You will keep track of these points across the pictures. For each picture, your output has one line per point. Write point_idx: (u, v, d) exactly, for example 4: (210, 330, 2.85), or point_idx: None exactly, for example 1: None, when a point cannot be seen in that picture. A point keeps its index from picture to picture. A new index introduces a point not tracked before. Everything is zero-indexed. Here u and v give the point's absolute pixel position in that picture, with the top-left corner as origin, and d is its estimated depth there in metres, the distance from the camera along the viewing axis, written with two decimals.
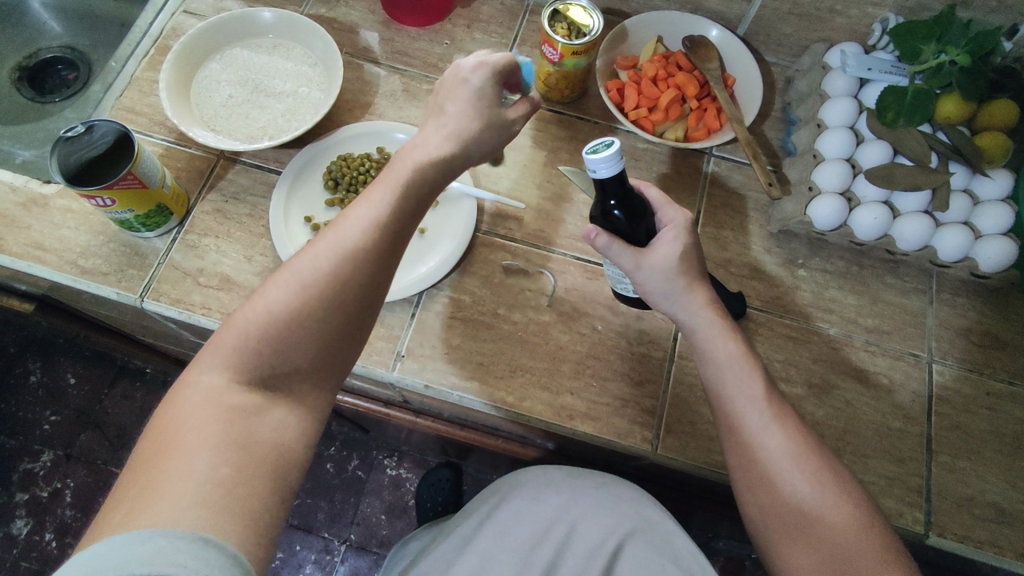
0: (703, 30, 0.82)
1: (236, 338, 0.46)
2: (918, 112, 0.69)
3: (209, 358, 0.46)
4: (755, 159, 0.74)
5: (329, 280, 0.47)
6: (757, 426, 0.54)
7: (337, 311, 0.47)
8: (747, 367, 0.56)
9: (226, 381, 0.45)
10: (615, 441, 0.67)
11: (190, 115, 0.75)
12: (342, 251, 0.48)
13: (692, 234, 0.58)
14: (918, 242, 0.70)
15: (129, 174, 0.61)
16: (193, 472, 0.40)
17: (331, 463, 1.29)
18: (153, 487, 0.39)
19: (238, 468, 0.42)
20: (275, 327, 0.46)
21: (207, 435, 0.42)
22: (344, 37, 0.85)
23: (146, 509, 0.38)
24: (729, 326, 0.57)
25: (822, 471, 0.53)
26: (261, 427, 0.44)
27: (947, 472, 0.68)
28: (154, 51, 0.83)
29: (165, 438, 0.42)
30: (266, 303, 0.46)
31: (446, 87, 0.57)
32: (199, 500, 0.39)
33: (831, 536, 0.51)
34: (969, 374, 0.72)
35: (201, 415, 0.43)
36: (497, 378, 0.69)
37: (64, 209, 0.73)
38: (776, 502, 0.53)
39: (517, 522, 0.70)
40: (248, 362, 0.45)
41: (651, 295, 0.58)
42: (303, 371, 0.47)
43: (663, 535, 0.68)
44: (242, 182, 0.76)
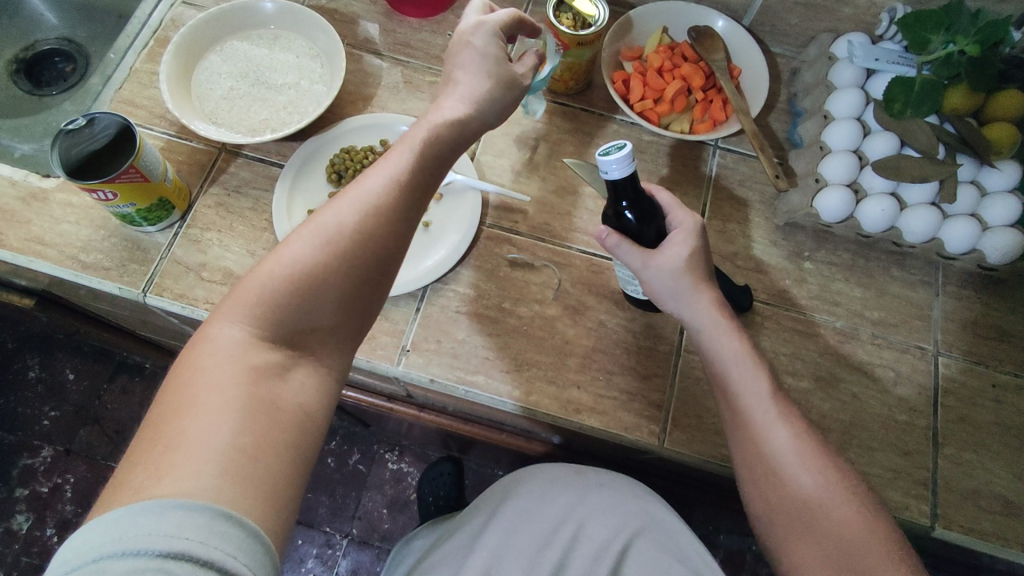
0: (708, 21, 0.82)
1: (257, 293, 0.45)
2: (926, 102, 0.69)
3: (229, 312, 0.45)
4: (762, 151, 0.74)
5: (352, 237, 0.47)
6: (762, 422, 0.54)
7: (359, 270, 0.47)
8: (752, 364, 0.56)
9: (248, 337, 0.44)
10: (621, 435, 0.67)
11: (191, 107, 0.74)
12: (364, 207, 0.48)
13: (700, 238, 0.58)
14: (925, 234, 0.70)
15: (131, 168, 0.60)
16: (216, 434, 0.40)
17: (332, 457, 1.29)
18: (174, 450, 0.39)
19: (262, 429, 0.42)
20: (296, 283, 0.45)
21: (228, 395, 0.42)
22: (346, 28, 0.84)
23: (168, 472, 0.38)
24: (734, 324, 0.58)
25: (828, 469, 0.53)
26: (283, 389, 0.44)
27: (953, 465, 0.68)
28: (153, 43, 0.82)
29: (184, 396, 0.41)
30: (287, 257, 0.46)
31: (459, 53, 0.57)
32: (223, 467, 0.39)
33: (836, 531, 0.51)
34: (975, 367, 0.72)
35: (222, 372, 0.43)
36: (502, 372, 0.68)
37: (64, 203, 0.72)
38: (781, 498, 0.53)
39: (524, 521, 0.70)
40: (269, 318, 0.45)
41: (659, 297, 0.58)
42: (322, 331, 0.48)
43: (670, 532, 0.68)
44: (244, 175, 0.75)
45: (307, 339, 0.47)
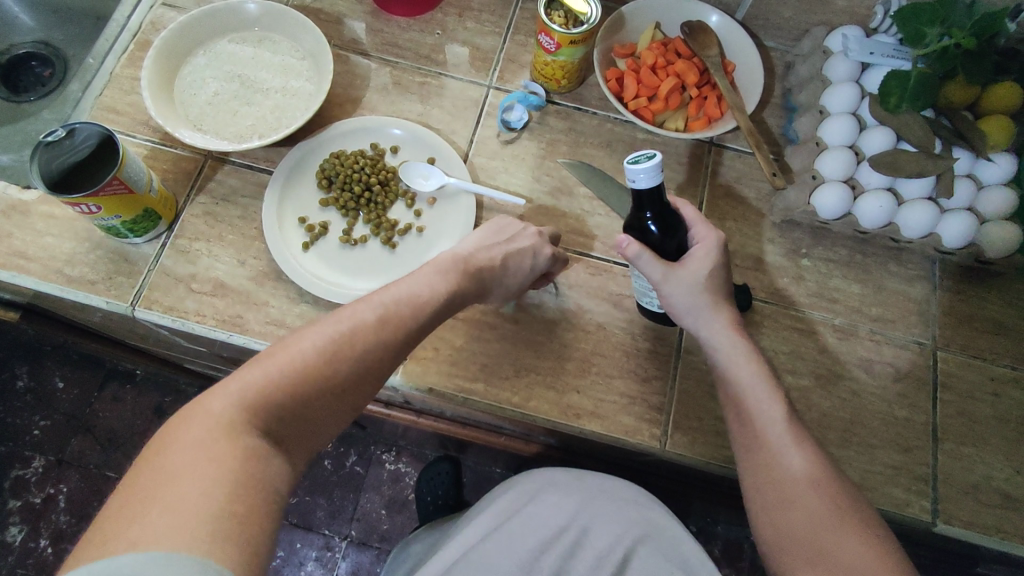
0: (702, 16, 0.80)
1: (260, 379, 0.43)
2: (921, 96, 0.67)
3: (224, 390, 0.42)
4: (758, 149, 0.73)
5: (359, 344, 0.48)
6: (778, 444, 0.54)
7: (359, 383, 0.48)
8: (769, 388, 0.57)
9: (242, 419, 0.41)
10: (622, 439, 0.66)
11: (175, 114, 0.72)
12: (380, 319, 0.50)
13: (721, 255, 0.58)
14: (922, 230, 0.70)
15: (114, 179, 0.58)
16: (206, 502, 0.37)
17: (329, 460, 1.28)
18: (164, 509, 0.36)
19: (249, 507, 0.38)
20: (301, 378, 0.44)
21: (219, 469, 0.38)
22: (332, 29, 0.83)
23: (153, 533, 0.35)
24: (751, 346, 0.58)
25: (837, 492, 0.53)
26: (270, 473, 0.40)
27: (953, 459, 0.68)
28: (134, 47, 0.79)
29: (170, 466, 0.38)
30: (295, 350, 0.45)
31: (516, 239, 0.63)
32: (214, 529, 0.36)
33: (848, 562, 0.49)
34: (973, 360, 0.72)
35: (215, 450, 0.39)
36: (501, 379, 0.68)
37: (47, 215, 0.70)
38: (793, 524, 0.52)
39: (525, 527, 0.68)
40: (265, 407, 0.42)
41: (677, 309, 0.58)
42: (310, 426, 0.45)
43: (671, 540, 0.68)
44: (232, 182, 0.73)
45: (294, 435, 0.44)
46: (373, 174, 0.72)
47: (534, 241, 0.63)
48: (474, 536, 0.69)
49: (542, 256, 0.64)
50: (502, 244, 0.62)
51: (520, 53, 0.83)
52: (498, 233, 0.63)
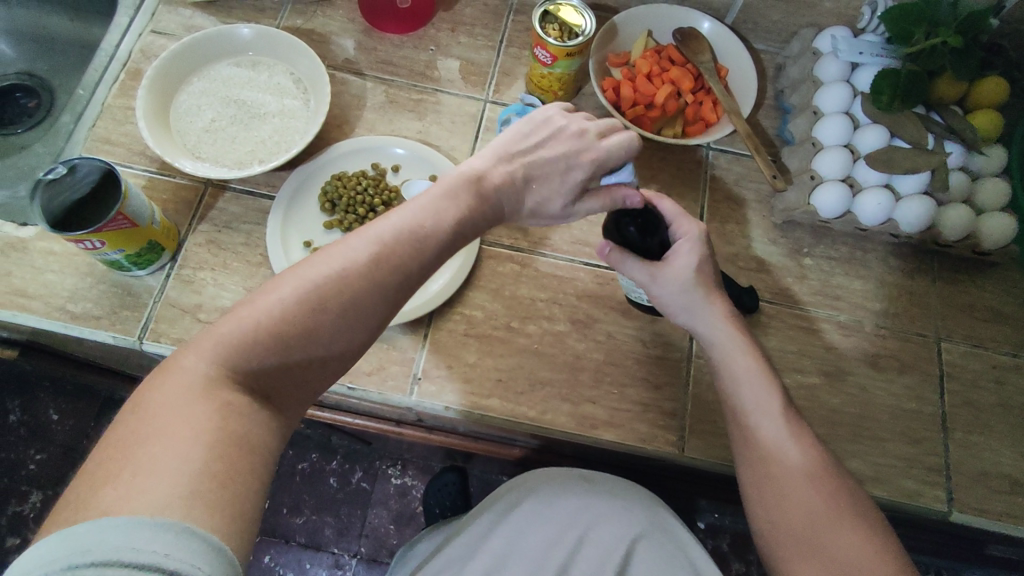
0: (694, 23, 0.81)
1: (235, 330, 0.44)
2: (911, 94, 0.70)
3: (199, 345, 0.43)
4: (757, 151, 0.75)
5: (346, 289, 0.47)
6: (775, 440, 0.56)
7: (343, 328, 0.47)
8: (765, 381, 0.58)
9: (218, 375, 0.42)
10: (639, 446, 0.67)
11: (173, 143, 0.71)
12: (362, 259, 0.48)
13: (705, 246, 0.59)
14: (919, 224, 0.71)
15: (119, 215, 0.58)
16: (184, 462, 0.38)
17: (334, 478, 1.28)
18: (140, 470, 0.37)
19: (232, 465, 0.39)
20: (280, 326, 0.45)
21: (194, 425, 0.40)
22: (325, 49, 0.82)
23: (130, 494, 0.36)
24: (750, 341, 0.59)
25: (837, 487, 0.54)
26: (250, 427, 0.42)
27: (962, 448, 0.69)
28: (124, 76, 0.78)
29: (144, 427, 0.39)
30: (276, 296, 0.45)
31: (546, 143, 0.58)
32: (194, 490, 0.37)
33: (842, 554, 0.52)
34: (975, 349, 0.74)
35: (192, 405, 0.41)
36: (516, 393, 0.68)
37: (46, 251, 0.69)
38: (788, 518, 0.54)
39: (529, 527, 0.69)
40: (240, 358, 0.43)
41: (670, 308, 0.60)
42: (296, 376, 0.46)
43: (674, 540, 0.69)
44: (233, 210, 0.73)
45: (280, 386, 0.45)
46: (376, 194, 0.72)
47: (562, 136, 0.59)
48: (481, 531, 0.70)
49: (585, 165, 0.58)
50: (529, 151, 0.58)
51: (515, 65, 0.84)
52: (529, 128, 0.59)
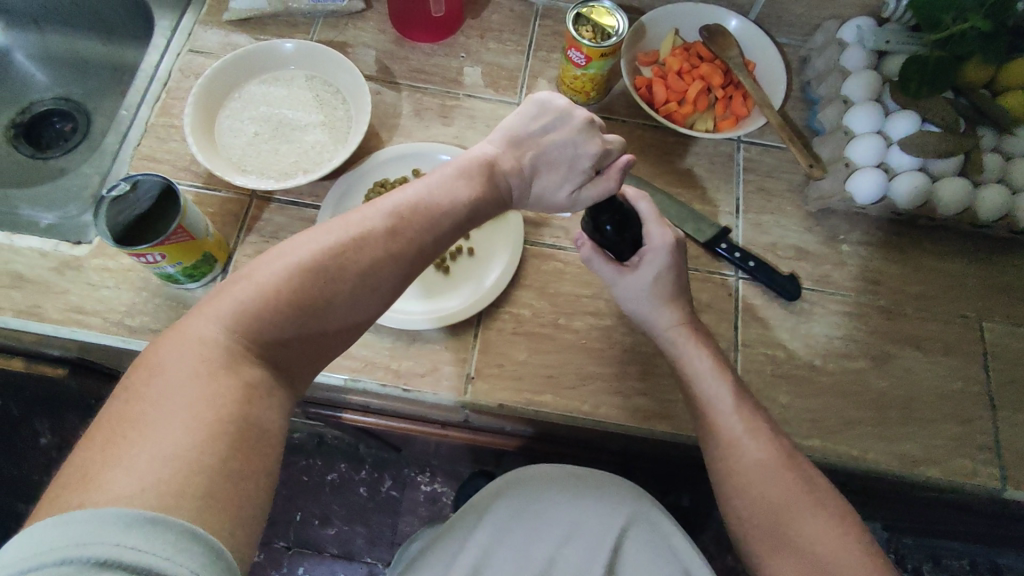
0: (719, 19, 0.83)
1: (248, 295, 0.45)
2: (940, 80, 0.71)
3: (210, 310, 0.45)
4: (792, 142, 0.78)
5: (361, 259, 0.49)
6: (736, 437, 0.61)
7: (351, 301, 0.49)
8: (720, 378, 0.63)
9: (229, 341, 0.44)
10: (692, 437, 0.68)
11: (220, 157, 0.73)
12: (373, 232, 0.51)
13: (676, 252, 0.64)
14: (957, 205, 0.72)
15: (179, 228, 0.59)
16: (197, 450, 0.39)
17: (364, 488, 1.45)
18: (150, 456, 0.37)
19: (242, 448, 0.41)
20: (292, 295, 0.46)
21: (204, 396, 0.41)
22: (358, 60, 0.84)
23: (141, 481, 0.36)
24: (702, 338, 0.65)
25: (798, 478, 0.59)
26: (258, 403, 0.43)
27: (1012, 426, 0.69)
28: (165, 95, 0.80)
29: (154, 396, 0.40)
30: (293, 259, 0.47)
31: (553, 128, 0.62)
32: (206, 484, 0.38)
33: (806, 545, 0.57)
34: (1018, 329, 0.74)
35: (206, 380, 0.42)
36: (568, 388, 0.68)
37: (101, 267, 0.71)
38: (752, 510, 0.59)
39: (518, 523, 0.74)
40: (250, 325, 0.45)
41: (631, 308, 0.66)
42: (299, 350, 0.48)
43: (659, 530, 0.75)
44: (279, 220, 0.74)
45: (287, 360, 0.47)
46: None
47: (559, 124, 0.63)
48: (473, 528, 0.75)
49: (593, 150, 0.63)
50: (537, 137, 0.62)
51: (544, 69, 0.85)
52: (529, 116, 0.63)
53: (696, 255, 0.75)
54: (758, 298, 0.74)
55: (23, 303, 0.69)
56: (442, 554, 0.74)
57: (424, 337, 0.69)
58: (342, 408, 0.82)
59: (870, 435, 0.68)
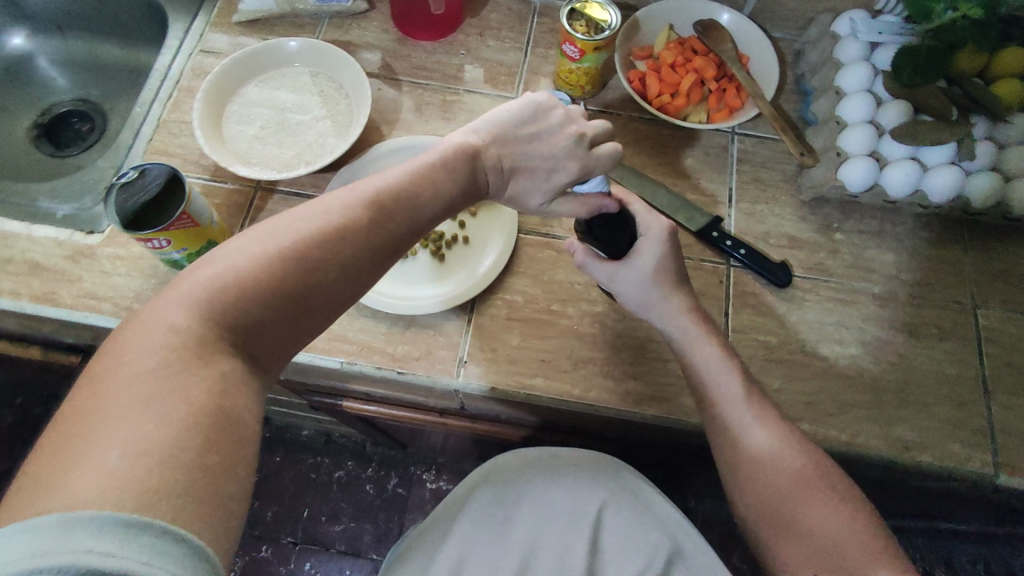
0: (713, 14, 0.84)
1: (218, 281, 0.44)
2: (936, 67, 0.71)
3: (174, 298, 0.44)
4: (784, 132, 0.79)
5: (340, 242, 0.49)
6: (742, 425, 0.62)
7: (330, 284, 0.48)
8: (726, 363, 0.65)
9: (195, 329, 0.43)
10: (682, 420, 0.68)
11: (226, 150, 0.76)
12: (350, 214, 0.50)
13: (671, 237, 0.67)
14: (949, 193, 0.73)
15: (183, 214, 0.62)
16: (173, 445, 0.38)
17: (371, 485, 1.48)
18: (118, 451, 0.36)
19: (219, 440, 0.40)
20: (266, 279, 0.45)
21: (173, 386, 0.40)
22: (362, 58, 0.87)
23: (112, 479, 0.35)
24: (708, 328, 0.66)
25: (806, 462, 0.61)
26: (234, 395, 0.42)
27: (1008, 411, 0.69)
28: (177, 93, 0.84)
29: (117, 387, 0.39)
30: (270, 241, 0.47)
31: (533, 131, 0.62)
32: (187, 482, 0.37)
33: (814, 532, 0.59)
34: (1014, 315, 0.74)
35: (173, 372, 0.41)
36: (561, 372, 0.70)
37: (113, 256, 0.74)
38: (759, 496, 0.61)
39: (496, 509, 0.76)
40: (218, 312, 0.44)
41: (631, 301, 0.67)
42: (268, 338, 0.47)
43: (636, 500, 0.76)
44: (283, 211, 0.76)
45: (257, 347, 0.46)
46: None
47: (553, 128, 0.62)
48: (454, 519, 0.76)
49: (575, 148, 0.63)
50: (516, 138, 0.62)
51: (542, 64, 0.87)
52: (525, 114, 0.63)
53: (688, 243, 0.76)
54: (751, 285, 0.74)
55: (39, 289, 0.72)
56: (428, 546, 0.75)
57: (421, 322, 0.71)
58: (344, 396, 0.84)
59: (862, 420, 0.68)
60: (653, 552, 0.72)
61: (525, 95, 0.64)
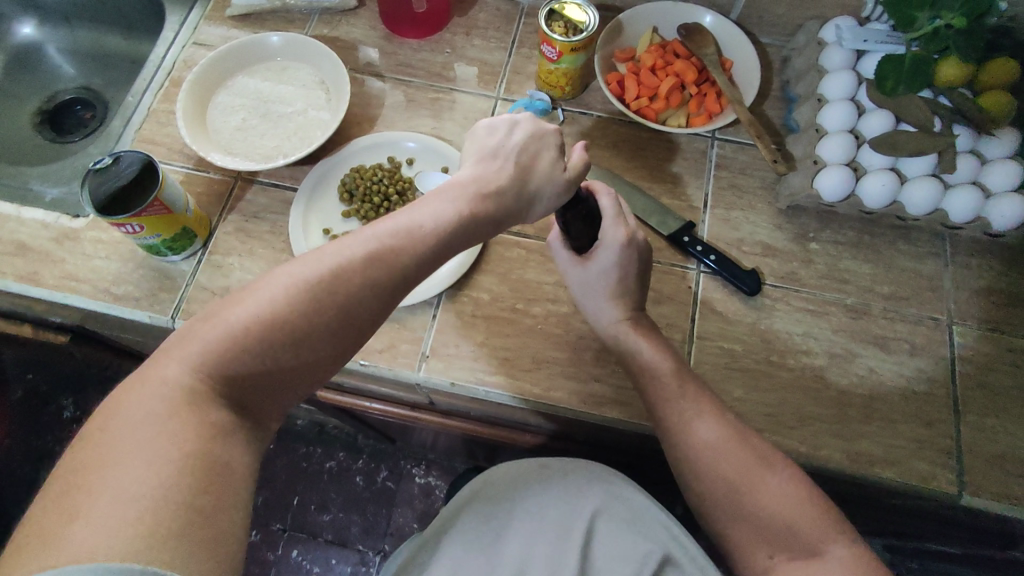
0: (697, 18, 0.84)
1: (220, 336, 0.45)
2: (917, 78, 0.71)
3: (178, 350, 0.45)
4: (759, 138, 0.78)
5: (342, 289, 0.48)
6: (687, 416, 0.62)
7: (330, 334, 0.48)
8: (663, 359, 0.65)
9: (195, 383, 0.44)
10: (641, 424, 0.68)
11: (208, 140, 0.78)
12: (353, 259, 0.49)
13: (626, 252, 0.64)
14: (927, 206, 0.72)
15: (156, 201, 0.64)
16: (167, 493, 0.39)
17: (360, 476, 1.50)
18: (115, 502, 0.37)
19: (215, 489, 0.41)
20: (266, 332, 0.46)
21: (172, 437, 0.41)
22: (349, 54, 0.88)
23: (108, 532, 0.36)
24: (644, 328, 0.67)
25: (751, 451, 0.60)
26: (229, 445, 0.43)
27: (978, 431, 0.67)
28: (168, 83, 0.86)
29: (118, 440, 0.40)
30: (271, 294, 0.47)
31: (515, 130, 0.60)
32: (181, 525, 0.38)
33: (769, 516, 0.58)
34: (991, 333, 0.72)
35: (172, 423, 0.42)
36: (522, 371, 0.70)
37: (95, 239, 0.76)
38: (713, 484, 0.60)
39: (487, 521, 0.77)
40: (218, 366, 0.45)
41: (581, 298, 0.68)
42: (270, 387, 0.47)
43: (627, 507, 0.76)
44: (261, 201, 0.78)
45: (257, 398, 0.47)
46: (392, 185, 0.77)
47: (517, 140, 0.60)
48: (447, 532, 0.77)
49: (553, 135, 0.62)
50: (505, 144, 0.59)
51: (526, 65, 0.88)
52: (484, 139, 0.59)
53: (659, 247, 0.76)
54: (720, 292, 0.74)
55: (23, 269, 0.74)
56: (422, 560, 0.76)
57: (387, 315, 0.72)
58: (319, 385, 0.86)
59: (826, 433, 0.67)
60: (642, 559, 0.72)
61: (467, 134, 0.61)
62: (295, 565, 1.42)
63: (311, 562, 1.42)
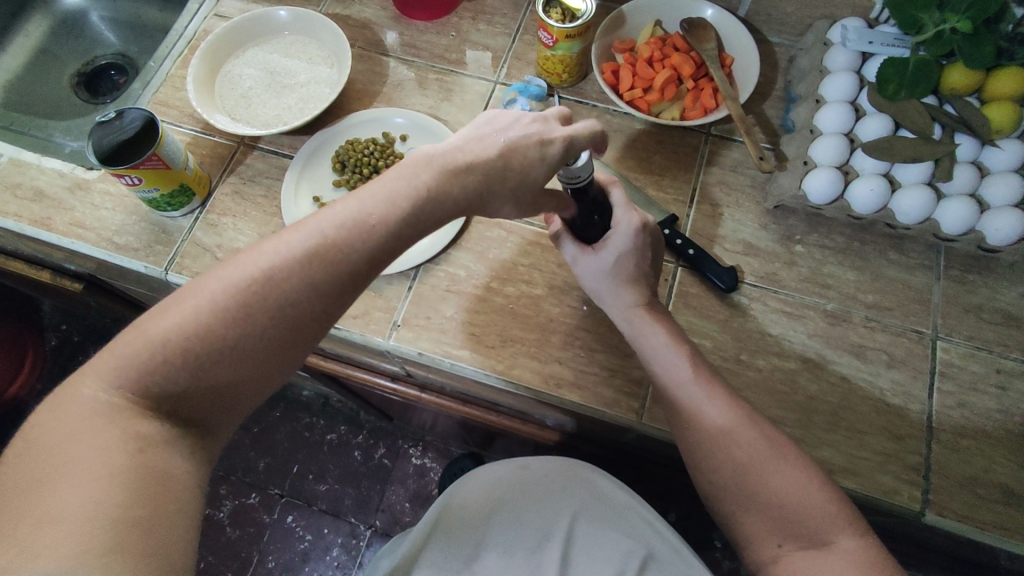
0: (700, 12, 0.83)
1: (142, 353, 0.44)
2: (920, 82, 0.69)
3: (101, 369, 0.44)
4: (748, 134, 0.76)
5: (276, 292, 0.46)
6: (696, 402, 0.61)
7: (267, 339, 0.47)
8: (675, 344, 0.64)
9: (121, 401, 0.44)
10: (601, 410, 0.69)
11: (214, 105, 0.82)
12: (286, 261, 0.47)
13: (641, 236, 0.63)
14: (918, 216, 0.69)
15: (153, 155, 0.68)
16: (96, 510, 0.39)
17: (358, 451, 1.53)
18: (48, 521, 0.39)
19: (153, 500, 0.42)
20: (195, 344, 0.45)
21: (103, 455, 0.42)
22: (358, 32, 0.91)
23: (46, 548, 0.38)
24: (655, 313, 0.66)
25: (760, 436, 0.60)
26: (163, 453, 0.44)
27: (950, 450, 0.65)
28: (187, 51, 0.90)
29: (52, 462, 0.41)
30: (196, 306, 0.45)
31: (510, 124, 0.56)
32: (111, 539, 0.39)
33: (777, 502, 0.58)
34: (977, 351, 0.69)
35: (100, 440, 0.42)
36: (487, 347, 0.71)
37: (104, 192, 0.81)
38: (723, 472, 0.60)
39: (468, 525, 0.78)
40: (144, 382, 0.44)
41: (590, 287, 0.67)
42: (211, 395, 0.46)
43: (602, 504, 0.80)
44: (259, 166, 0.81)
45: (196, 406, 0.46)
46: (381, 159, 0.79)
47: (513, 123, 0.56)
48: (426, 535, 0.78)
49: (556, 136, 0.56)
50: (494, 135, 0.55)
51: (528, 51, 0.89)
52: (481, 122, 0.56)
53: None
54: (696, 286, 0.73)
55: (38, 215, 0.79)
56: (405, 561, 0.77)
57: None
58: None
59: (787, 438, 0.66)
60: (625, 556, 0.76)
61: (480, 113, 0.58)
62: (289, 530, 1.46)
63: (304, 529, 1.46)
